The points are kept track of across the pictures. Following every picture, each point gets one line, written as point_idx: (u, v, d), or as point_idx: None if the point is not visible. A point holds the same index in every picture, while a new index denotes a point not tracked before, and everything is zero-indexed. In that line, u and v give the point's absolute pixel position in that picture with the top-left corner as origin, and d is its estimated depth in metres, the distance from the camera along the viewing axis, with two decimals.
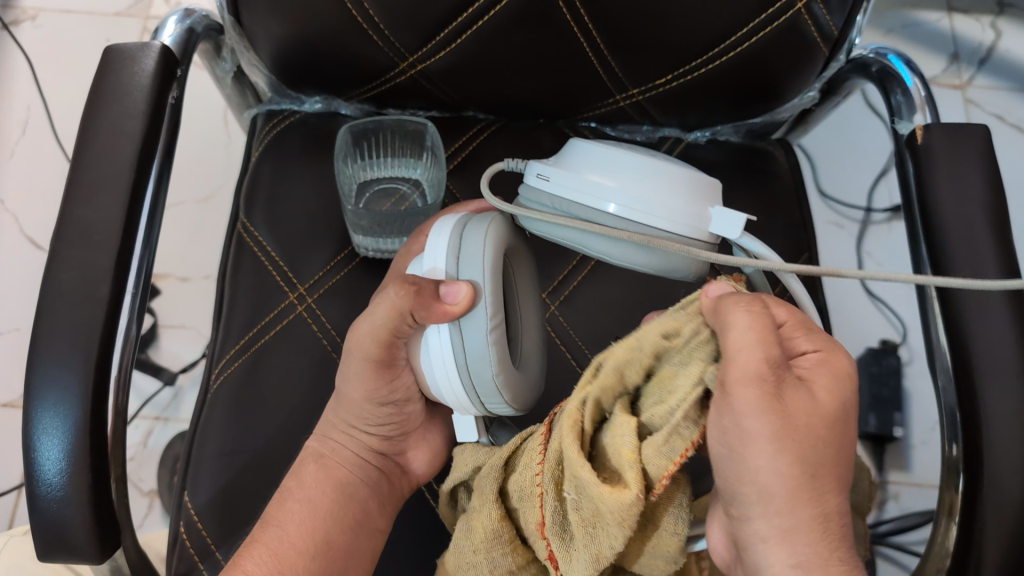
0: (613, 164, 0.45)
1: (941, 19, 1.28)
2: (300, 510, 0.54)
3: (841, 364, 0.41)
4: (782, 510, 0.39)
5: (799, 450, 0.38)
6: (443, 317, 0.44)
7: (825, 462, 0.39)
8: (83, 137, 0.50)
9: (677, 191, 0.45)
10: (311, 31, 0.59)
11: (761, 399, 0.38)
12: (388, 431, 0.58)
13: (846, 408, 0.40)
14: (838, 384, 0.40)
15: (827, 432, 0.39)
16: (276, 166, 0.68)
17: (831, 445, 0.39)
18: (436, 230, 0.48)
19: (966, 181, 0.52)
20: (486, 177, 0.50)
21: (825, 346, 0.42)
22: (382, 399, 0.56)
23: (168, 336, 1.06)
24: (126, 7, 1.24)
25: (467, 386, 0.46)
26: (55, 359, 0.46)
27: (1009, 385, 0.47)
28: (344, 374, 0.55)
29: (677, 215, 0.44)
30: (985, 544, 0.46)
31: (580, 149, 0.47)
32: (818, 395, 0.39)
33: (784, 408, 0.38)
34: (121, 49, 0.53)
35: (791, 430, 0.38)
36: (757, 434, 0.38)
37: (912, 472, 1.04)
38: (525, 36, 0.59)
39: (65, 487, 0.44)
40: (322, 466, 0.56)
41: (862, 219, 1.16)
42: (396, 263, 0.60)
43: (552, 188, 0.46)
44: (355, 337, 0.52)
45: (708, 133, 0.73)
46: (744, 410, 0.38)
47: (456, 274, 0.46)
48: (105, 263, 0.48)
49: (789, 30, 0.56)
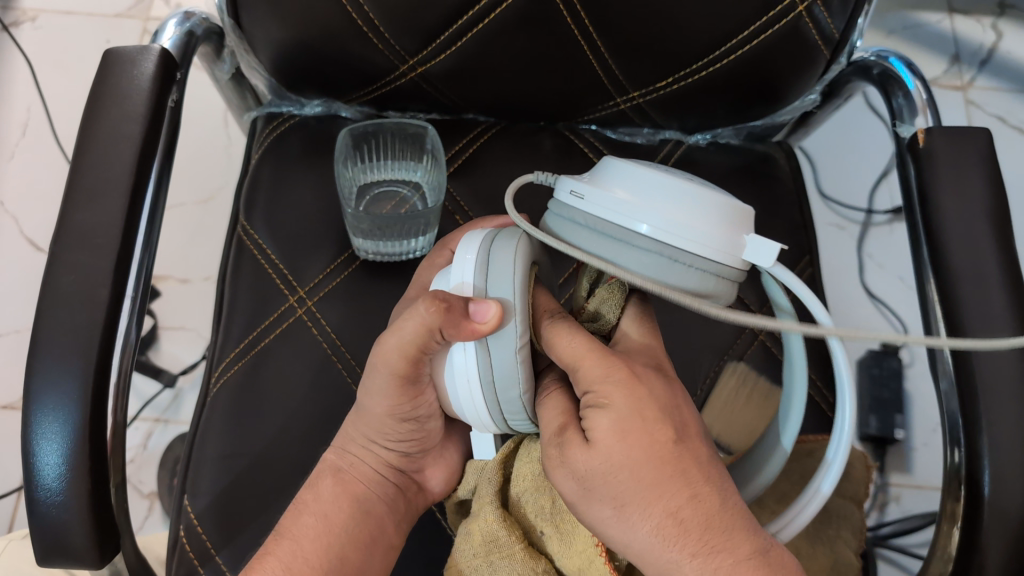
0: (651, 186, 0.42)
1: (942, 20, 1.28)
2: (316, 525, 0.53)
3: (617, 391, 0.42)
4: (638, 532, 0.41)
5: (610, 489, 0.41)
6: (471, 337, 0.43)
7: (632, 487, 0.41)
8: (82, 141, 0.50)
9: (717, 216, 0.42)
10: (311, 34, 0.59)
11: (564, 473, 0.43)
12: (407, 448, 0.57)
13: (630, 428, 0.41)
14: (614, 418, 0.42)
15: (614, 466, 0.41)
16: (276, 168, 0.68)
17: (631, 466, 0.41)
18: (465, 245, 0.46)
19: (968, 185, 0.52)
20: (514, 188, 0.47)
21: (597, 375, 0.43)
22: (404, 415, 0.54)
23: (169, 338, 1.06)
24: (126, 9, 1.24)
25: (492, 404, 0.45)
26: (54, 364, 0.46)
27: (1011, 390, 0.47)
28: (367, 390, 0.53)
29: (713, 245, 0.41)
30: (987, 550, 0.45)
31: (614, 166, 0.44)
32: (592, 442, 0.42)
33: (570, 470, 0.42)
34: (120, 52, 0.53)
35: (588, 486, 0.42)
36: (577, 499, 0.43)
37: (913, 474, 1.03)
38: (525, 39, 0.59)
39: (64, 492, 0.44)
40: (339, 481, 0.55)
41: (863, 220, 1.16)
42: (419, 275, 0.59)
43: (586, 207, 0.43)
44: (382, 351, 0.50)
45: (709, 136, 0.73)
46: (558, 482, 0.44)
47: (484, 289, 0.44)
48: (104, 267, 0.47)
49: (791, 33, 0.55)
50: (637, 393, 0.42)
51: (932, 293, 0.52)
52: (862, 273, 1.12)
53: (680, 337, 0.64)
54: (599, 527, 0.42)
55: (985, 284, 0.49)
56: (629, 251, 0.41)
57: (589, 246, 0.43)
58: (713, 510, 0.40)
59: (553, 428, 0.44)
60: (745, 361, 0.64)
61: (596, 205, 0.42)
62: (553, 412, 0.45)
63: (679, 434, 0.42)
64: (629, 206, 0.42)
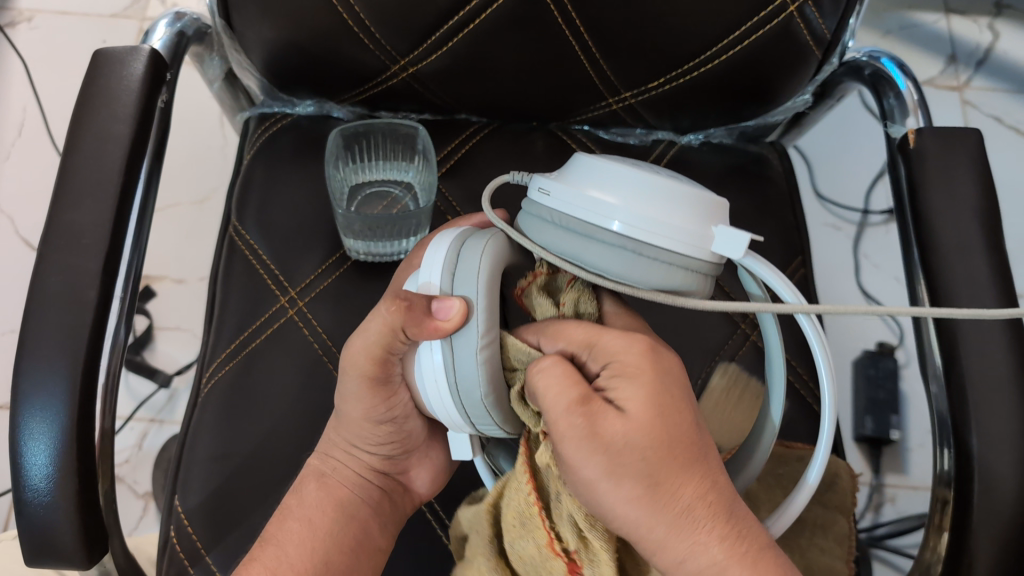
0: (617, 180, 0.42)
1: (939, 20, 1.28)
2: (300, 530, 0.53)
3: (641, 367, 0.42)
4: (656, 521, 0.39)
5: (636, 466, 0.39)
6: (434, 334, 0.43)
7: (669, 464, 0.39)
8: (71, 142, 0.50)
9: (681, 208, 0.41)
10: (302, 35, 0.59)
11: (583, 445, 0.39)
12: (388, 450, 0.57)
13: (664, 405, 0.40)
14: (643, 391, 0.41)
15: (651, 441, 0.39)
16: (268, 169, 0.68)
17: (661, 445, 0.39)
18: (431, 246, 0.46)
19: (959, 185, 0.52)
20: (489, 188, 0.48)
21: (621, 348, 0.43)
22: (379, 418, 0.54)
23: (164, 338, 1.06)
24: (123, 9, 1.24)
25: (458, 405, 0.45)
26: (41, 365, 0.45)
27: (1000, 390, 0.47)
28: (342, 395, 0.53)
29: (681, 235, 0.41)
30: (977, 553, 0.45)
31: (583, 162, 0.44)
32: (626, 413, 0.40)
33: (600, 442, 0.39)
34: (109, 53, 0.53)
35: (618, 461, 0.39)
36: (592, 478, 0.39)
37: (909, 474, 1.03)
38: (516, 39, 0.58)
39: (51, 492, 0.44)
40: (323, 485, 0.55)
41: (860, 220, 1.16)
42: (396, 277, 0.59)
43: (553, 204, 0.43)
44: (348, 354, 0.50)
45: (701, 137, 0.72)
46: (574, 458, 0.40)
47: (449, 290, 0.44)
48: (92, 268, 0.47)
49: (781, 34, 0.55)
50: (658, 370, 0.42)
51: (922, 294, 0.52)
52: (858, 273, 1.12)
53: (671, 338, 0.64)
54: (618, 509, 0.39)
55: (976, 285, 0.49)
56: (592, 245, 0.41)
57: (555, 243, 0.43)
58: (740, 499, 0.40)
59: (571, 399, 0.40)
60: (738, 360, 0.64)
61: (560, 201, 0.43)
62: (564, 383, 0.41)
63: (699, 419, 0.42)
64: (593, 201, 0.42)
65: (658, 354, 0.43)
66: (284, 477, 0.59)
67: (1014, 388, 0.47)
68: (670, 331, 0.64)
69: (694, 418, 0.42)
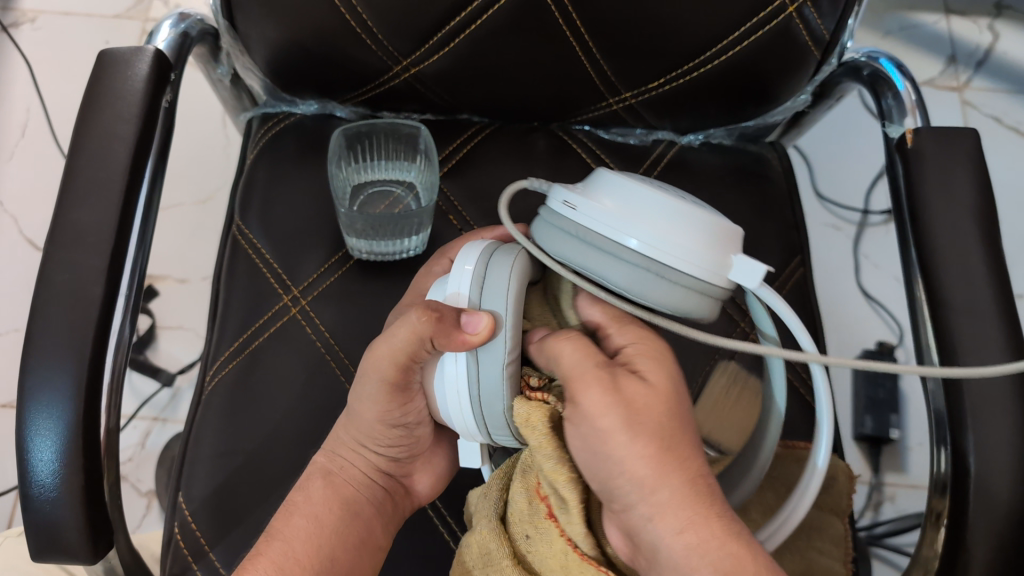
0: (641, 202, 0.42)
1: (939, 21, 1.28)
2: (307, 526, 0.53)
3: (660, 351, 0.46)
4: (653, 488, 0.41)
5: (651, 430, 0.41)
6: (463, 347, 0.43)
7: (677, 431, 0.42)
8: (77, 140, 0.51)
9: (701, 235, 0.42)
10: (305, 35, 0.59)
11: (601, 395, 0.42)
12: (396, 453, 0.57)
13: (679, 385, 0.44)
14: (661, 366, 0.44)
15: (666, 410, 0.42)
16: (271, 170, 0.69)
17: (673, 418, 0.42)
18: (463, 256, 0.46)
19: (958, 184, 0.52)
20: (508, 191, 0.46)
21: (631, 335, 0.47)
22: (394, 422, 0.54)
23: (167, 337, 1.07)
24: (125, 9, 1.24)
25: (477, 416, 0.45)
26: (47, 362, 0.46)
27: (998, 388, 0.47)
28: (358, 395, 0.54)
29: (701, 261, 0.42)
30: (973, 548, 0.45)
31: (607, 181, 0.44)
32: (647, 382, 0.43)
33: (620, 396, 0.42)
34: (114, 53, 0.53)
35: (636, 418, 0.41)
36: (610, 429, 0.41)
37: (908, 473, 1.04)
38: (517, 40, 0.59)
39: (59, 487, 0.45)
40: (330, 483, 0.56)
41: (859, 220, 1.16)
42: (415, 284, 0.60)
43: (577, 217, 0.43)
44: (373, 354, 0.50)
45: (702, 137, 0.73)
46: (592, 411, 0.42)
47: (479, 303, 0.45)
48: (98, 265, 0.48)
49: (781, 34, 0.56)
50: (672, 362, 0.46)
51: (920, 292, 0.53)
52: (858, 273, 1.13)
53: (672, 338, 0.65)
54: (628, 465, 0.41)
55: (972, 285, 0.50)
56: (611, 260, 0.41)
57: (575, 257, 0.43)
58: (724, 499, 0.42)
59: (594, 359, 0.43)
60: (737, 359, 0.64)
61: (585, 215, 0.42)
62: (584, 349, 0.44)
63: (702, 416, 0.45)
64: (617, 219, 0.42)
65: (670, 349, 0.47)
66: (290, 476, 0.59)
67: (1008, 388, 0.47)
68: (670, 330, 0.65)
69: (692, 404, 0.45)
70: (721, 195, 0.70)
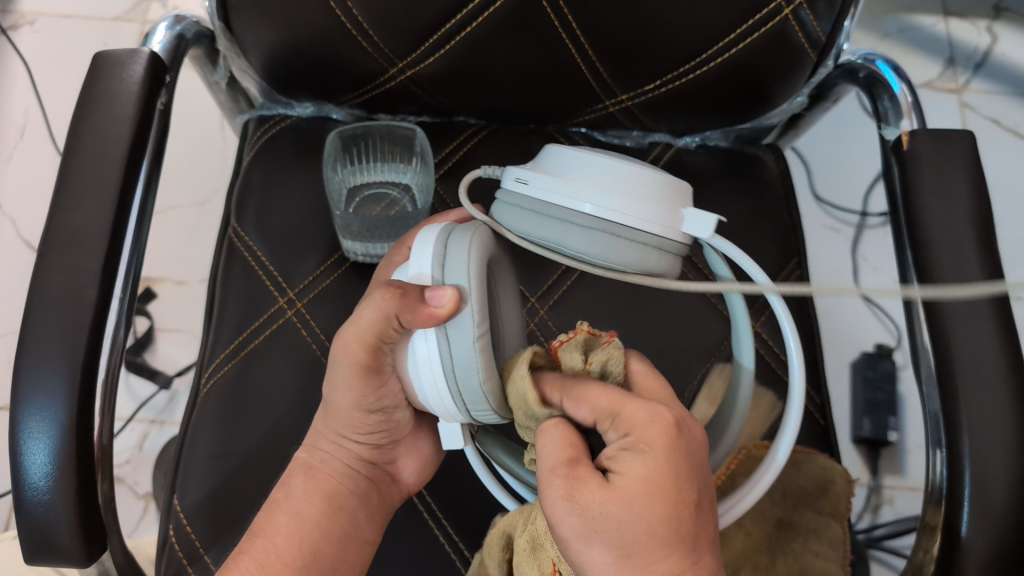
0: (587, 168, 0.45)
1: (937, 23, 1.28)
2: (289, 522, 0.53)
3: (656, 443, 0.40)
4: None
5: (610, 538, 0.39)
6: (432, 321, 0.43)
7: (644, 540, 0.38)
8: (72, 143, 0.51)
9: (647, 189, 0.45)
10: (300, 37, 0.59)
11: (561, 505, 0.40)
12: (377, 440, 0.57)
13: (662, 483, 0.39)
14: (644, 466, 0.39)
15: (632, 514, 0.39)
16: (267, 171, 0.69)
17: (644, 523, 0.38)
18: (423, 237, 0.46)
19: (952, 186, 0.52)
20: (464, 184, 0.52)
21: (641, 423, 0.41)
22: (370, 406, 0.54)
23: (164, 339, 1.07)
24: (124, 12, 1.25)
25: (452, 391, 0.44)
26: (40, 364, 0.46)
27: (992, 390, 0.47)
28: (333, 383, 0.53)
29: (652, 217, 0.44)
30: (968, 552, 0.45)
31: (546, 156, 0.49)
32: (615, 485, 0.40)
33: (578, 507, 0.40)
34: (109, 55, 0.53)
35: (593, 526, 0.39)
36: (568, 538, 0.40)
37: (906, 476, 1.04)
38: (513, 42, 0.59)
39: (52, 490, 0.45)
40: (310, 478, 0.55)
41: (858, 223, 1.16)
42: (380, 273, 0.60)
43: (530, 192, 0.46)
44: (344, 335, 0.50)
45: (698, 139, 0.73)
46: (555, 517, 0.41)
47: (441, 279, 0.44)
48: (92, 268, 0.48)
49: (777, 36, 0.56)
50: (674, 451, 0.40)
51: (914, 294, 0.52)
52: (856, 275, 1.13)
53: (668, 340, 0.65)
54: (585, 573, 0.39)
55: (968, 289, 0.50)
56: (568, 228, 0.44)
57: (534, 228, 0.46)
58: None
59: (560, 459, 0.42)
60: (733, 362, 0.64)
61: (537, 188, 0.46)
62: (558, 444, 0.43)
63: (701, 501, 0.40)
64: (565, 185, 0.45)
65: (673, 437, 0.40)
66: (275, 476, 0.59)
67: (1004, 390, 0.47)
68: (667, 332, 0.65)
69: (687, 497, 0.40)
70: (717, 197, 0.70)
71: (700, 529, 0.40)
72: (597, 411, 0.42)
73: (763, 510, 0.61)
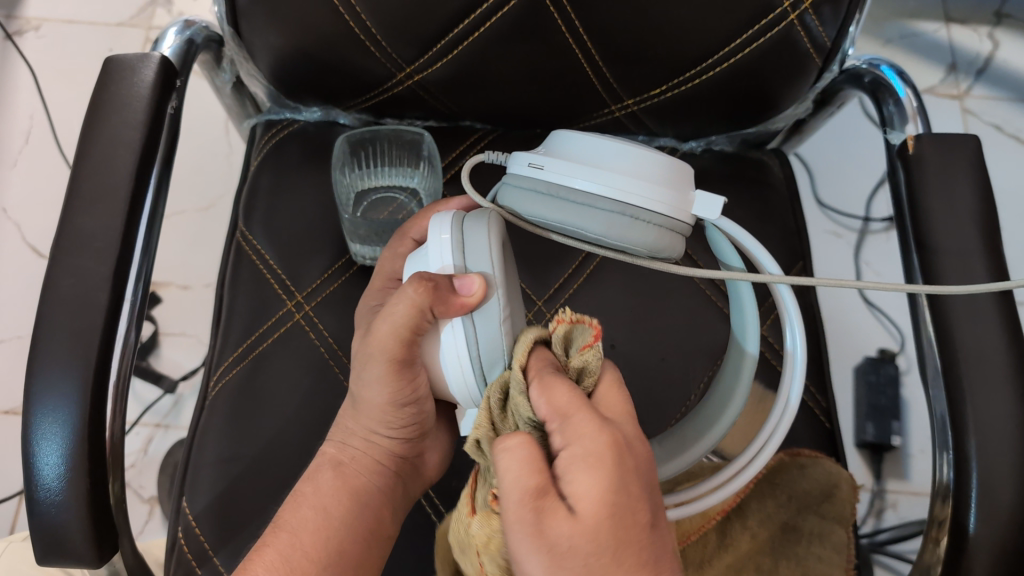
0: (600, 152, 0.45)
1: (939, 29, 1.29)
2: (315, 517, 0.53)
3: (606, 458, 0.38)
4: None
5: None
6: (464, 309, 0.44)
7: (609, 572, 0.37)
8: (85, 146, 0.51)
9: (660, 170, 0.45)
10: (308, 42, 0.60)
11: (526, 539, 0.37)
12: (406, 436, 0.57)
13: (621, 506, 0.37)
14: (601, 486, 0.37)
15: (596, 547, 0.37)
16: (276, 174, 0.69)
17: (607, 555, 0.37)
18: (436, 227, 0.47)
19: (957, 190, 0.52)
20: (468, 167, 0.50)
21: (587, 436, 0.39)
22: (403, 401, 0.54)
23: (169, 344, 1.07)
24: (129, 18, 1.25)
25: (478, 377, 0.45)
26: (53, 366, 0.46)
27: (998, 392, 0.47)
28: (364, 381, 0.53)
29: (668, 197, 0.44)
30: (975, 553, 0.45)
31: (556, 141, 0.48)
32: (576, 514, 0.37)
33: (543, 542, 0.37)
34: (120, 60, 0.54)
35: (560, 563, 0.37)
36: (533, 573, 0.38)
37: (910, 481, 1.03)
38: (520, 47, 0.59)
39: (63, 492, 0.45)
40: (340, 474, 0.55)
41: (860, 228, 1.16)
42: (383, 265, 0.60)
43: (546, 176, 0.45)
44: (376, 332, 0.49)
45: (703, 143, 0.73)
46: (520, 551, 0.38)
47: (465, 267, 0.46)
48: (104, 271, 0.48)
49: (782, 42, 0.56)
50: (625, 466, 0.38)
51: (920, 298, 0.52)
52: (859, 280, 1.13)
53: (675, 342, 0.65)
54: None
55: (973, 289, 0.50)
56: (586, 211, 0.44)
57: (549, 213, 0.45)
58: None
59: (523, 491, 0.38)
60: None
61: (552, 172, 0.45)
62: (525, 469, 0.38)
63: (655, 518, 0.39)
64: (582, 169, 0.45)
65: (622, 448, 0.39)
66: (291, 479, 0.59)
67: (1010, 393, 0.47)
68: (674, 334, 0.65)
69: (643, 514, 0.38)
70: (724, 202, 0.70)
71: (658, 546, 0.39)
72: (552, 414, 0.40)
73: (769, 512, 0.61)
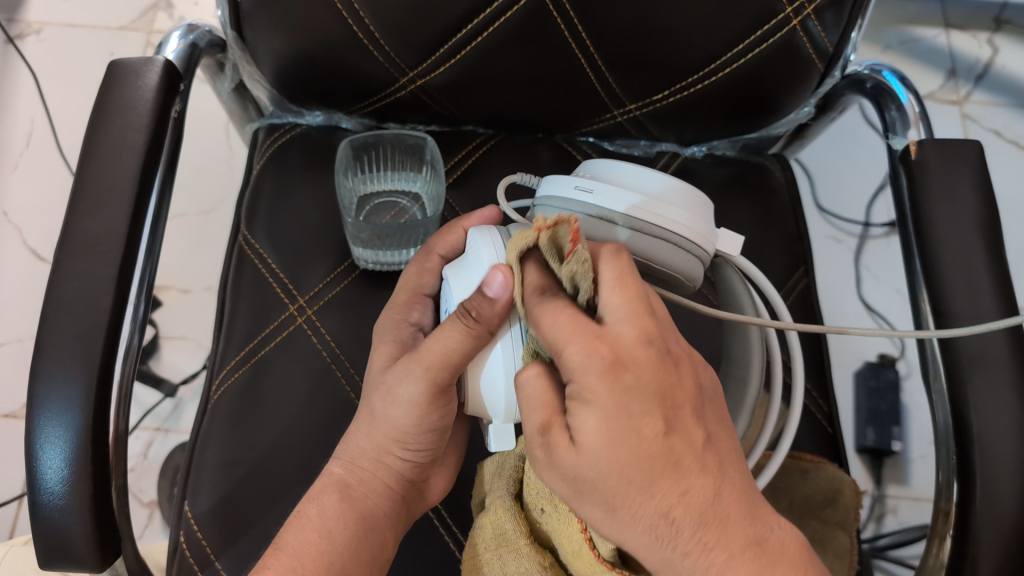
0: (644, 182, 0.49)
1: (938, 35, 1.29)
2: (318, 541, 0.52)
3: (599, 384, 0.37)
4: (623, 543, 0.40)
5: (597, 500, 0.39)
6: (508, 307, 0.44)
7: (624, 492, 0.38)
8: (88, 149, 0.51)
9: (695, 207, 0.49)
10: (311, 47, 0.60)
11: (547, 471, 0.40)
12: (421, 459, 0.56)
13: (619, 429, 0.37)
14: (596, 415, 0.37)
15: (601, 470, 0.37)
16: (278, 178, 0.69)
17: (617, 478, 0.37)
18: (486, 246, 0.47)
19: (960, 196, 0.53)
20: (503, 187, 0.53)
21: (578, 364, 0.38)
22: (429, 426, 0.53)
23: (170, 347, 1.07)
24: (130, 21, 1.26)
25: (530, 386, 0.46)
26: (56, 370, 0.46)
27: (1001, 397, 0.48)
28: (391, 400, 0.53)
29: (702, 231, 0.49)
30: (979, 559, 0.45)
31: (596, 170, 0.51)
32: (579, 447, 0.38)
33: (559, 473, 0.40)
34: (124, 64, 0.54)
35: (579, 488, 0.39)
36: (564, 496, 0.41)
37: (910, 486, 1.04)
38: (522, 52, 0.59)
39: (67, 496, 0.45)
40: (345, 497, 0.54)
41: (861, 233, 1.17)
42: (406, 282, 0.59)
43: (598, 200, 0.47)
44: (422, 357, 0.48)
45: (705, 148, 0.74)
46: (549, 479, 0.41)
47: None
48: (108, 274, 0.48)
49: (785, 47, 0.56)
50: (622, 385, 0.37)
51: (923, 303, 0.52)
52: (859, 285, 1.13)
53: None
54: (595, 525, 0.40)
55: (977, 295, 0.50)
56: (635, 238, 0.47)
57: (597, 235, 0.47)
58: (723, 512, 0.37)
59: (536, 425, 0.41)
60: None
61: (603, 198, 0.47)
62: (537, 403, 0.41)
63: (671, 425, 0.37)
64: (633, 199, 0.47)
65: (616, 370, 0.37)
66: (292, 487, 0.59)
67: (1014, 398, 0.47)
68: None
69: (653, 427, 0.37)
70: (726, 206, 0.70)
71: (681, 449, 0.37)
72: (551, 340, 0.39)
73: None
